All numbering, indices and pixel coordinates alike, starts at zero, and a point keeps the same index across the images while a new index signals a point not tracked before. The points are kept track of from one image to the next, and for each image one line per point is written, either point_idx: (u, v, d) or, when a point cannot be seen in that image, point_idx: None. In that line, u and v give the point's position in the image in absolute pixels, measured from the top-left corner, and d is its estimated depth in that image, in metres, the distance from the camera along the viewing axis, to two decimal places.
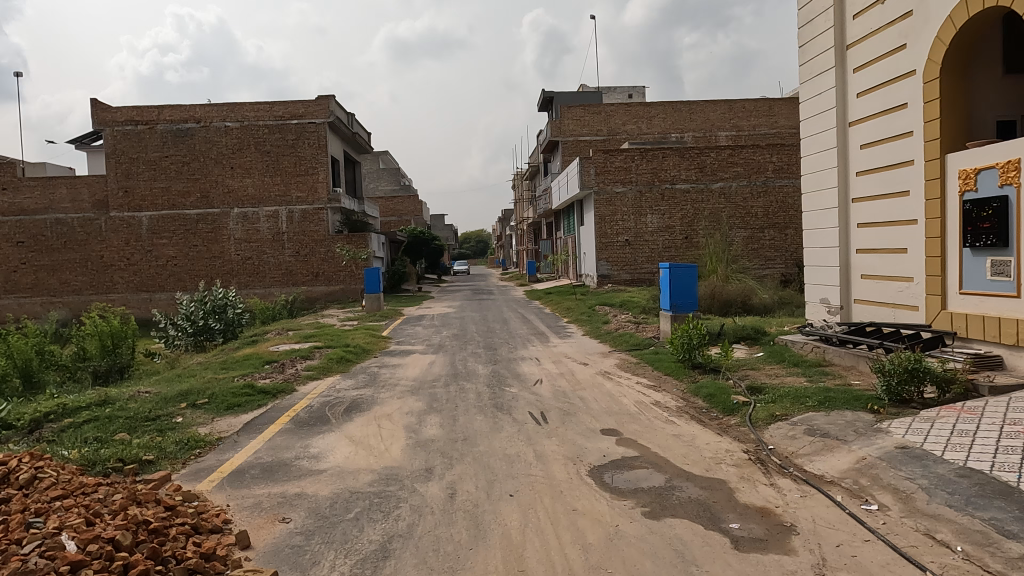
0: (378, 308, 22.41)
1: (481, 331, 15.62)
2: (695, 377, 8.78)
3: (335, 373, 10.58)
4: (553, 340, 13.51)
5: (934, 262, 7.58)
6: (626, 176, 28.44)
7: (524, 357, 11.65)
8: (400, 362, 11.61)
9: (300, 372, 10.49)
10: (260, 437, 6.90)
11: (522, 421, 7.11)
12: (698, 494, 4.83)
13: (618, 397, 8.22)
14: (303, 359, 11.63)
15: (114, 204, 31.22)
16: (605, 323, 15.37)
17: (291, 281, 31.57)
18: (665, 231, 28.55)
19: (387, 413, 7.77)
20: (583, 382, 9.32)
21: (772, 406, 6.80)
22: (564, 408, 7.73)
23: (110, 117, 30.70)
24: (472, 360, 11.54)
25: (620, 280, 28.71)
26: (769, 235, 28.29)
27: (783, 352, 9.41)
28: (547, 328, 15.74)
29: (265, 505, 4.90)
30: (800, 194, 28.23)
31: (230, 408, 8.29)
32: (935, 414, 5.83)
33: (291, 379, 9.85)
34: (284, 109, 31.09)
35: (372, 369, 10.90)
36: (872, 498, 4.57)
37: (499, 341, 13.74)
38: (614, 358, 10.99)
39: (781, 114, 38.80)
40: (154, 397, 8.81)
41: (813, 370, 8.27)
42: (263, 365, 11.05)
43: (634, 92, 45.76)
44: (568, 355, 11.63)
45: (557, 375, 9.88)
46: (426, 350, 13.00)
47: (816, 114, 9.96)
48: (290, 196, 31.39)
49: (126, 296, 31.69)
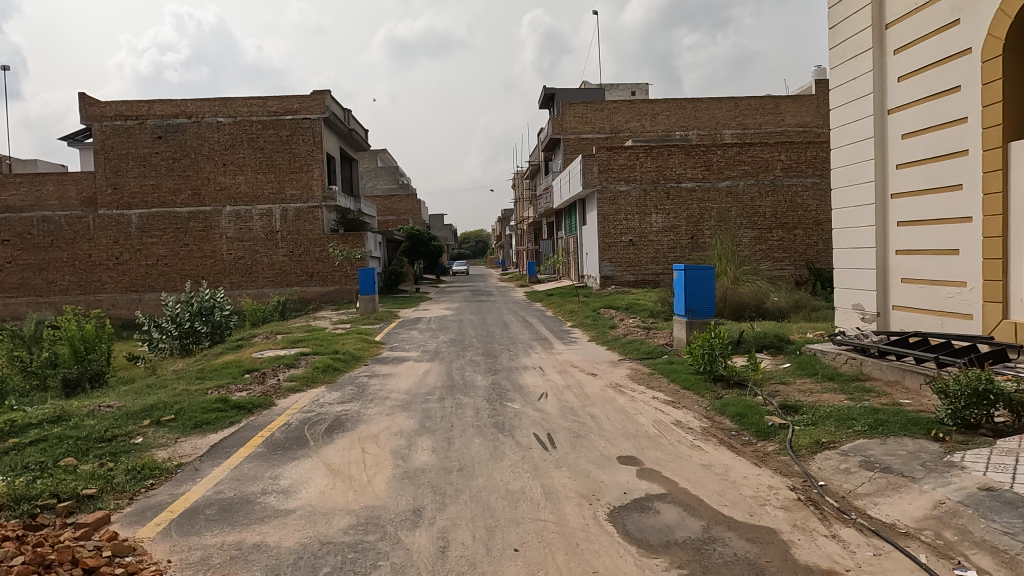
0: (373, 309, 21.50)
1: (480, 336, 14.69)
2: (718, 392, 7.89)
3: (320, 384, 9.66)
4: (557, 347, 12.64)
5: (994, 265, 6.72)
6: (630, 174, 27.57)
7: (527, 365, 10.77)
8: (392, 371, 10.71)
9: (282, 383, 9.57)
10: (225, 464, 6.00)
11: (526, 446, 6.20)
12: (746, 550, 3.93)
13: (634, 415, 7.33)
14: (286, 367, 10.72)
15: (103, 201, 30.32)
16: (612, 327, 14.49)
17: (285, 281, 30.67)
18: (670, 231, 27.69)
19: (374, 434, 6.87)
20: (593, 396, 8.42)
21: (815, 432, 5.90)
22: (573, 429, 6.82)
23: (98, 111, 29.74)
24: (470, 368, 10.64)
25: (624, 281, 27.83)
26: (777, 235, 27.45)
27: (814, 364, 8.53)
28: (550, 332, 14.85)
29: (214, 561, 3.99)
30: (810, 193, 27.37)
31: (197, 427, 7.38)
32: (1015, 445, 4.93)
33: (270, 392, 8.93)
34: (278, 105, 30.22)
35: (361, 379, 9.99)
36: (966, 560, 3.67)
37: (499, 347, 12.83)
38: (624, 368, 10.10)
39: (788, 112, 37.91)
40: (115, 412, 7.88)
41: (852, 386, 7.40)
42: (242, 374, 10.14)
43: (637, 90, 44.84)
44: (574, 364, 10.73)
45: (564, 388, 8.99)
46: (421, 357, 12.11)
47: (848, 102, 9.08)
48: (284, 194, 30.48)
49: (114, 297, 30.74)
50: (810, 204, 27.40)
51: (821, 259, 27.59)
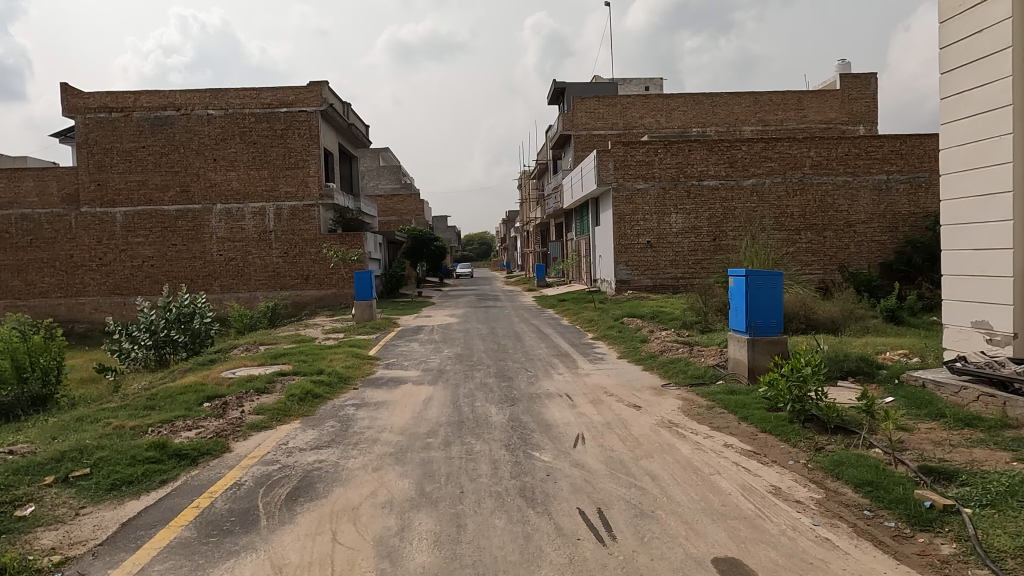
0: (369, 317, 19.49)
1: (489, 350, 12.74)
2: (817, 441, 5.92)
3: (294, 419, 7.66)
4: (583, 366, 10.70)
5: None
6: (648, 171, 25.55)
7: (551, 393, 8.80)
8: (386, 399, 8.71)
9: (246, 418, 7.59)
10: (125, 568, 4.04)
11: (570, 539, 4.21)
12: None
13: (711, 476, 5.37)
14: (257, 394, 8.74)
15: (85, 198, 28.42)
16: (643, 341, 12.52)
17: (278, 284, 28.80)
18: (691, 232, 25.65)
19: (354, 508, 4.89)
20: (645, 442, 6.42)
21: (1012, 525, 3.94)
22: (633, 503, 4.85)
23: (81, 103, 27.91)
24: (482, 396, 8.64)
25: (642, 286, 25.84)
26: (806, 237, 25.55)
27: (932, 400, 6.56)
28: (571, 347, 12.87)
29: None
30: (841, 192, 25.37)
31: (113, 489, 5.40)
32: None
33: (226, 432, 6.93)
34: (272, 96, 28.33)
35: (346, 412, 8.01)
36: None
37: (514, 366, 10.85)
38: (673, 399, 8.11)
39: (811, 108, 35.84)
40: (10, 464, 5.88)
41: (1007, 438, 5.40)
42: (198, 405, 8.15)
43: (651, 84, 42.87)
44: (609, 391, 8.74)
45: (603, 428, 7.00)
46: (422, 378, 10.15)
47: (969, 63, 7.13)
48: (278, 191, 28.59)
49: (97, 301, 28.83)
50: (841, 203, 25.42)
51: (854, 262, 25.64)
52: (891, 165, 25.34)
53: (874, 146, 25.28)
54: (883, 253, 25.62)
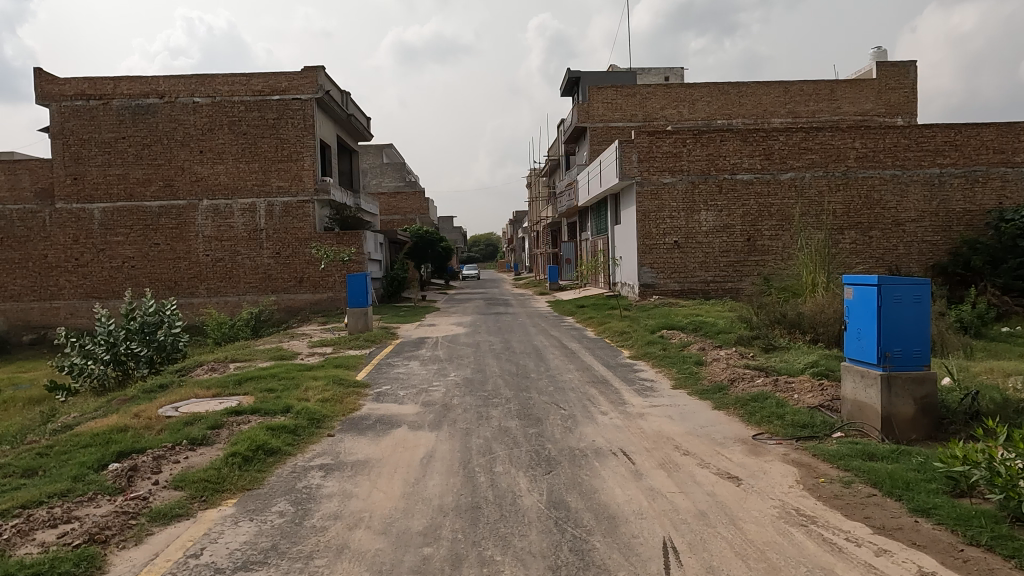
0: (365, 326, 16.99)
1: (506, 374, 10.27)
2: None
3: (227, 499, 5.12)
4: (632, 402, 8.17)
5: None
6: (676, 164, 22.94)
7: (600, 448, 6.27)
8: (368, 457, 6.18)
9: (155, 498, 5.05)
10: None
11: None
12: None
13: None
14: (188, 451, 6.22)
15: (60, 193, 26.02)
16: (699, 365, 9.99)
17: (268, 287, 26.39)
18: (724, 232, 23.04)
19: None
20: (785, 563, 3.87)
21: None
22: None
23: (56, 90, 25.60)
24: (503, 455, 6.10)
25: (668, 291, 23.23)
26: (850, 236, 22.96)
27: None
28: (608, 371, 10.34)
29: None
30: (889, 187, 22.72)
31: None
32: None
33: (107, 532, 4.39)
34: (263, 83, 25.93)
35: (308, 483, 5.47)
36: None
37: (540, 400, 8.32)
38: (784, 466, 5.57)
39: (845, 98, 33.16)
40: None
41: None
42: (93, 472, 5.59)
43: (671, 75, 40.18)
44: (682, 447, 6.21)
45: (699, 525, 4.45)
46: (420, 419, 7.63)
47: None
48: (269, 185, 26.22)
49: (72, 304, 26.41)
50: (889, 200, 22.79)
51: (904, 264, 23.05)
52: (945, 157, 22.62)
53: (925, 137, 22.58)
54: (935, 255, 23.02)
